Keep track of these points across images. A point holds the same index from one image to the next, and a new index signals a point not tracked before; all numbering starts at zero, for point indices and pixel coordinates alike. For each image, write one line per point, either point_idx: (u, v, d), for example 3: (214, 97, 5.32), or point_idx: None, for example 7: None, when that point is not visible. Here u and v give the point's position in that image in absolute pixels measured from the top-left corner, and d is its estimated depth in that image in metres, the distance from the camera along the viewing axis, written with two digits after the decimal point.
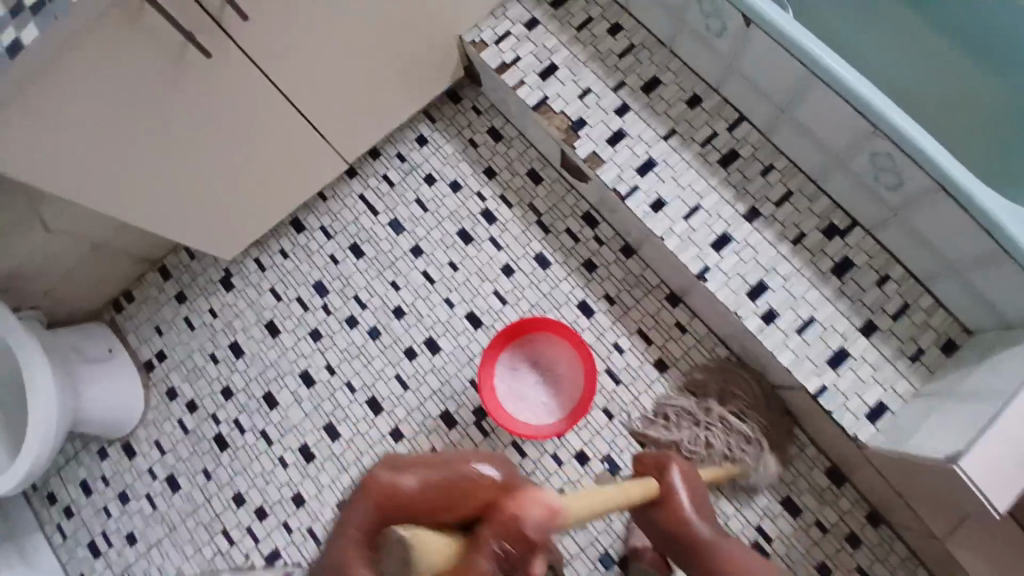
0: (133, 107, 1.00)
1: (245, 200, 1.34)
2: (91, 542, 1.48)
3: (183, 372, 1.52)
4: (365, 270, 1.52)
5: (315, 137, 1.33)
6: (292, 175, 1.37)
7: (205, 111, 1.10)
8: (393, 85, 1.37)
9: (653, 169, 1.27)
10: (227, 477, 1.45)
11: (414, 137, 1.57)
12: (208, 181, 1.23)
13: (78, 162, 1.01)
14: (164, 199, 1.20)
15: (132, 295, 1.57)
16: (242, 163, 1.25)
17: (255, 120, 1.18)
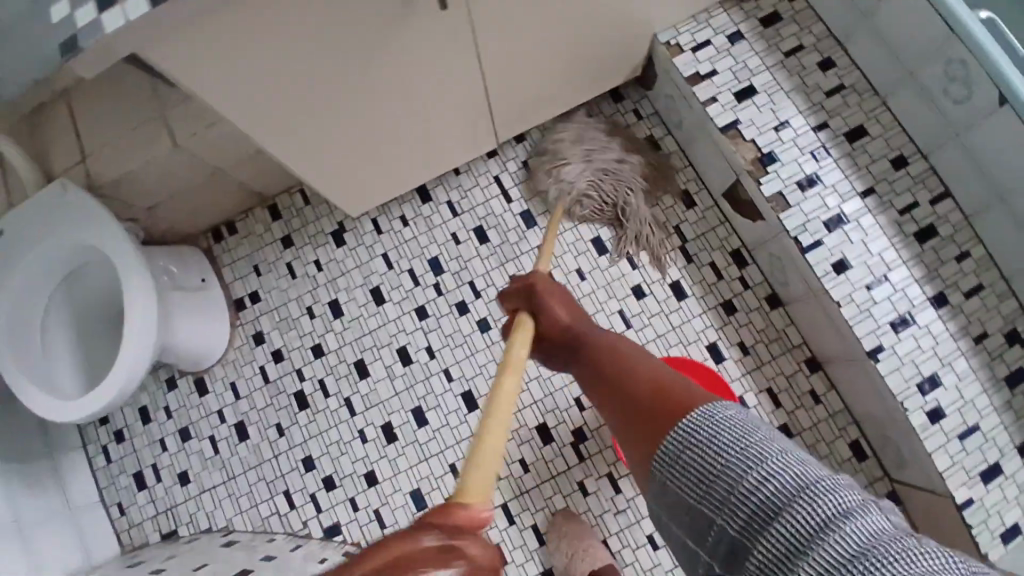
0: (340, 52, 0.84)
1: (392, 168, 1.21)
2: (139, 472, 1.40)
3: (275, 320, 1.43)
4: (487, 257, 1.42)
5: (483, 116, 1.19)
6: (445, 151, 1.24)
7: (414, 68, 0.95)
8: (581, 69, 1.22)
9: (842, 226, 1.16)
10: (301, 438, 1.38)
11: (565, 128, 1.46)
12: (369, 144, 1.09)
13: (271, 94, 0.85)
14: (328, 147, 1.03)
15: (235, 227, 1.47)
16: (408, 132, 1.11)
17: (442, 89, 1.03)
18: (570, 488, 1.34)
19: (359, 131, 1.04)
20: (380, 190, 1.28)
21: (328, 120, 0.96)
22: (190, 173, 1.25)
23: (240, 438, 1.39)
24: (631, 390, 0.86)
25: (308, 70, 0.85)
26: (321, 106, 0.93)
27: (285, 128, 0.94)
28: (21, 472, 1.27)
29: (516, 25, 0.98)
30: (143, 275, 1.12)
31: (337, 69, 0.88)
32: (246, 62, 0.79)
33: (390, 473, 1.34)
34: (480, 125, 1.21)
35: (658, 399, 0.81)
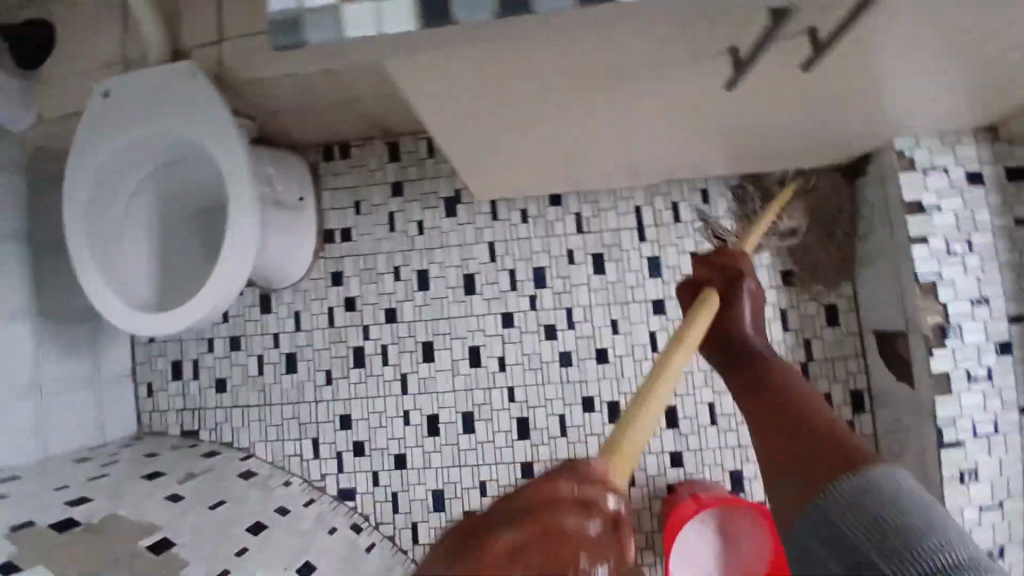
0: (586, 88, 0.66)
1: (549, 169, 1.04)
2: (180, 362, 1.38)
3: (358, 266, 1.35)
4: (597, 290, 1.29)
5: (658, 153, 1.02)
6: (609, 165, 1.06)
7: (646, 113, 0.78)
8: (804, 139, 1.02)
9: (990, 435, 1.04)
10: (346, 395, 1.33)
11: (734, 184, 1.27)
12: (532, 158, 0.94)
13: (485, 103, 0.68)
14: (500, 147, 0.87)
15: (349, 152, 1.35)
16: (575, 154, 0.96)
17: (639, 131, 0.86)
18: None
19: (529, 148, 0.89)
20: (520, 180, 1.12)
21: (517, 136, 0.81)
22: (327, 97, 1.11)
23: (288, 369, 1.35)
24: (805, 417, 0.59)
25: (515, 106, 0.69)
26: (507, 129, 0.79)
27: (470, 129, 0.77)
28: (66, 330, 1.24)
29: (754, 100, 0.80)
30: (249, 219, 0.97)
31: (546, 108, 0.72)
32: (454, 94, 0.64)
33: (417, 464, 1.31)
34: (651, 160, 1.04)
35: (820, 449, 0.55)
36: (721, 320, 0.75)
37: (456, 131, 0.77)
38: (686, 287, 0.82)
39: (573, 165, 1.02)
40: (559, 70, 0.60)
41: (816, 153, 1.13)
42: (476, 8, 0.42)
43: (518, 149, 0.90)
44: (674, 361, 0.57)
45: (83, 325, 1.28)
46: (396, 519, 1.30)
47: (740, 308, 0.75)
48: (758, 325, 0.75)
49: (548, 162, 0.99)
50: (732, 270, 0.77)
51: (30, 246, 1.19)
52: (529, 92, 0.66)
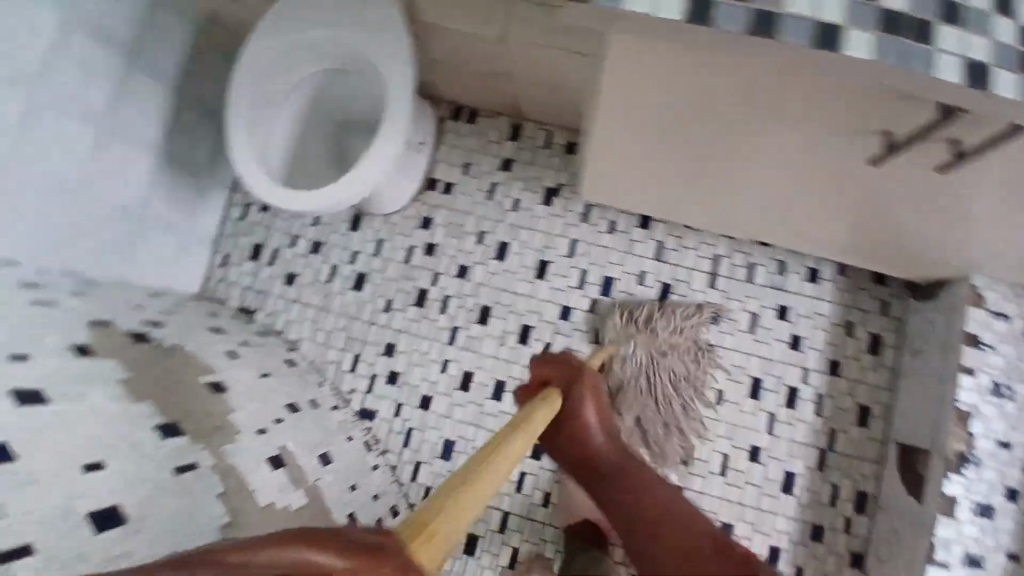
0: (760, 113, 0.76)
1: (666, 191, 1.13)
2: (260, 246, 1.47)
3: (450, 219, 1.45)
4: (654, 316, 1.35)
5: (759, 211, 1.11)
6: (714, 209, 1.16)
7: (785, 165, 0.88)
8: (895, 251, 1.11)
9: (979, 567, 1.09)
10: (398, 326, 1.42)
11: (811, 267, 1.37)
12: (655, 169, 1.03)
13: (667, 94, 0.78)
14: (641, 149, 0.97)
15: (476, 117, 1.46)
16: (688, 179, 1.05)
17: (759, 178, 0.95)
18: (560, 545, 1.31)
19: (659, 157, 0.99)
20: (630, 199, 1.22)
21: (666, 141, 0.91)
22: (490, 62, 1.22)
23: (355, 287, 1.44)
24: (635, 472, 0.74)
25: (676, 100, 0.78)
26: (657, 127, 0.88)
27: (633, 117, 0.87)
28: (182, 180, 1.34)
29: (868, 191, 0.88)
30: (393, 143, 1.08)
31: (698, 119, 0.81)
32: (639, 71, 0.75)
33: (438, 411, 1.38)
34: (752, 216, 1.13)
35: (657, 492, 0.66)
36: (567, 423, 0.88)
37: (621, 115, 0.87)
38: (540, 381, 0.97)
39: (687, 194, 1.12)
40: (736, 81, 0.71)
41: (897, 271, 1.22)
42: (730, 23, 0.54)
43: (652, 158, 0.99)
44: (481, 485, 0.64)
45: (195, 182, 1.38)
46: (402, 453, 1.37)
47: (582, 406, 0.89)
48: (603, 429, 0.87)
49: (668, 181, 1.08)
50: (566, 369, 0.95)
51: (181, 95, 1.29)
52: (708, 95, 0.75)
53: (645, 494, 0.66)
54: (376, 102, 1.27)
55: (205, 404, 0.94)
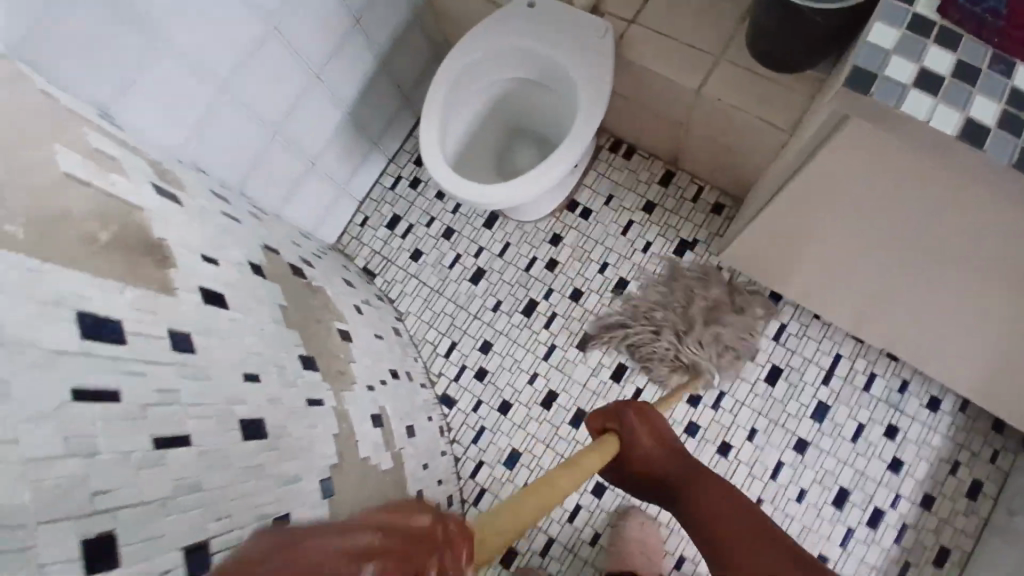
0: (948, 245, 0.74)
1: (802, 280, 1.12)
2: (399, 218, 1.56)
3: (578, 242, 1.48)
4: (755, 395, 1.34)
5: (900, 323, 1.08)
6: (848, 307, 1.13)
7: (952, 291, 0.85)
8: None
9: None
10: (500, 328, 1.46)
11: (931, 394, 1.31)
12: (803, 258, 1.03)
13: (854, 204, 0.77)
14: (798, 239, 0.96)
15: (631, 155, 1.50)
16: (841, 281, 1.04)
17: (924, 298, 0.93)
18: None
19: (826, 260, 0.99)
20: (758, 274, 1.21)
21: (831, 241, 0.90)
22: (673, 108, 1.25)
23: (472, 279, 1.50)
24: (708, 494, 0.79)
25: (863, 211, 0.77)
26: (826, 228, 0.87)
27: (804, 213, 0.87)
28: (354, 139, 1.43)
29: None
30: (564, 168, 1.13)
31: (886, 242, 0.82)
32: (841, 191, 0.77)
33: (514, 420, 1.40)
34: (889, 323, 1.10)
35: (710, 504, 0.76)
36: (633, 455, 0.96)
37: (794, 208, 0.87)
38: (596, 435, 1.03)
39: (825, 287, 1.10)
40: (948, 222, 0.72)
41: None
42: None
43: (806, 249, 0.98)
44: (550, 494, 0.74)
45: (364, 144, 1.47)
46: (469, 448, 1.40)
47: (639, 433, 0.96)
48: (662, 445, 0.95)
49: (809, 271, 1.07)
50: (618, 408, 1.02)
51: (380, 64, 1.39)
52: (900, 215, 0.74)
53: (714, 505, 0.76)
54: (552, 117, 1.32)
55: (336, 348, 1.00)
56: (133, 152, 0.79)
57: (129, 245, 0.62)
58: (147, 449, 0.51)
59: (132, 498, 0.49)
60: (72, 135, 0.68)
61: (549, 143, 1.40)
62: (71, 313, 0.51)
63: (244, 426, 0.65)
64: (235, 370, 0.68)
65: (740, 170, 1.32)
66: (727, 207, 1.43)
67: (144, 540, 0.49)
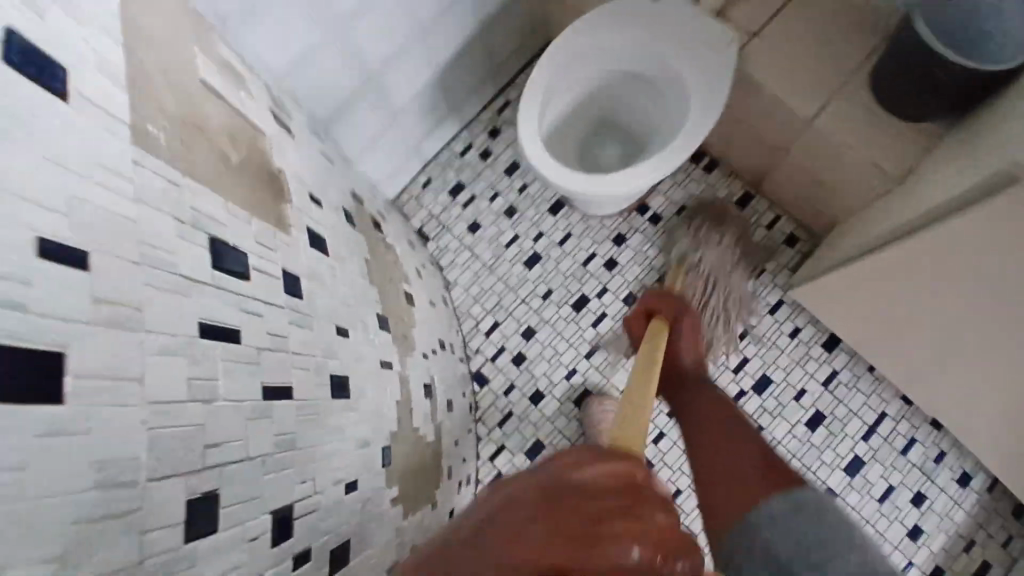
0: None
1: (897, 322, 1.09)
2: (463, 186, 1.52)
3: (641, 247, 1.44)
4: (792, 436, 1.31)
5: (988, 388, 1.04)
6: (932, 361, 1.10)
7: None
8: None
9: None
10: (546, 317, 1.42)
11: (965, 471, 1.29)
12: (914, 299, 1.00)
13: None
14: (925, 277, 0.94)
15: (713, 170, 1.46)
16: (944, 332, 1.01)
17: None
18: None
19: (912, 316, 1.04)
20: (844, 310, 1.19)
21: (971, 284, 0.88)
22: (778, 131, 1.21)
23: (526, 263, 1.46)
24: (713, 406, 0.89)
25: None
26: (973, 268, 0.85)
27: (956, 248, 0.85)
28: (439, 96, 1.38)
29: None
30: (662, 175, 1.08)
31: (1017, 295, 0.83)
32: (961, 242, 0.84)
33: (544, 412, 1.38)
34: (975, 388, 1.06)
35: (713, 424, 0.83)
36: (670, 344, 1.11)
37: (947, 242, 0.85)
38: (642, 313, 1.20)
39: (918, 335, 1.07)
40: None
41: None
42: None
43: (926, 289, 0.96)
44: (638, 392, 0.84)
45: (446, 104, 1.42)
46: (492, 431, 1.37)
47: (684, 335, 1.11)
48: (693, 356, 1.09)
49: (911, 314, 1.04)
50: (674, 307, 1.17)
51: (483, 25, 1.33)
52: None
53: (722, 431, 0.80)
54: (648, 116, 1.27)
55: (401, 311, 0.97)
56: (251, 70, 0.75)
57: (255, 173, 0.58)
58: (258, 398, 0.47)
59: (239, 453, 0.45)
60: (212, 44, 0.63)
61: (637, 146, 1.37)
62: (207, 239, 0.45)
63: (331, 384, 0.62)
64: (330, 324, 0.64)
65: (828, 207, 1.28)
66: (801, 242, 1.40)
67: (244, 501, 0.45)
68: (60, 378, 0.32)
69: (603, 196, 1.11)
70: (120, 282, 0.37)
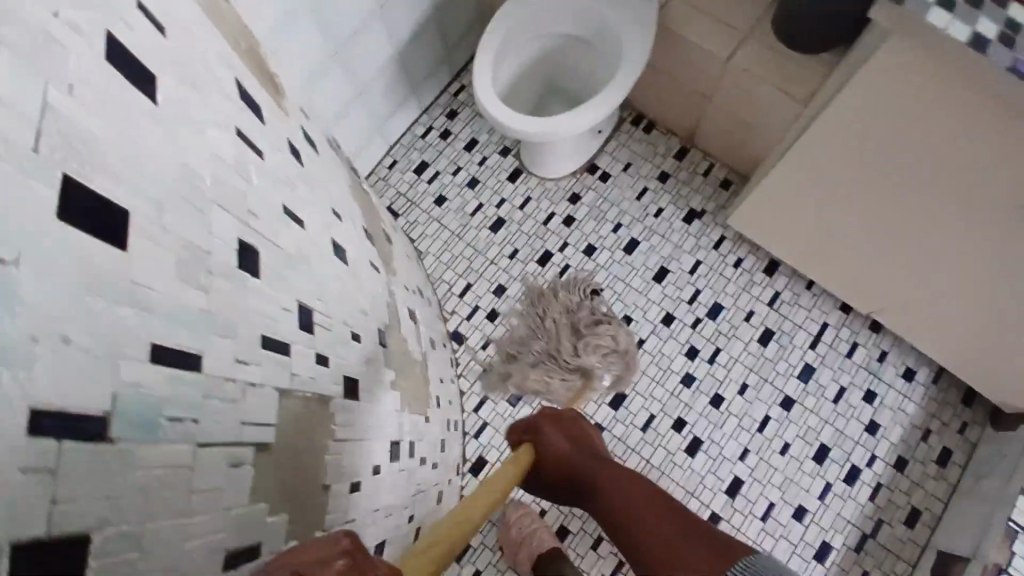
0: (934, 145, 0.91)
1: (795, 230, 1.29)
2: (426, 164, 1.62)
3: (595, 203, 1.59)
4: (748, 350, 1.47)
5: (876, 269, 1.24)
6: (829, 258, 1.30)
7: (923, 210, 1.03)
8: (958, 332, 1.24)
9: None
10: (514, 275, 1.53)
11: (909, 365, 1.48)
12: (799, 204, 1.22)
13: (861, 119, 0.96)
14: (797, 182, 1.17)
15: (651, 130, 1.64)
16: (826, 225, 1.22)
17: (892, 228, 1.11)
18: (591, 530, 1.32)
19: (848, 230, 1.19)
20: (756, 233, 1.39)
21: (836, 177, 1.09)
22: (701, 82, 1.40)
23: (491, 227, 1.57)
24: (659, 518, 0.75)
25: (875, 125, 0.95)
26: (835, 158, 1.06)
27: (818, 146, 1.06)
28: (400, 79, 1.51)
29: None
30: (601, 112, 1.22)
31: (866, 171, 1.04)
32: (867, 141, 0.99)
33: None
34: (861, 268, 1.26)
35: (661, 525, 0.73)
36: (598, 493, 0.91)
37: (811, 141, 1.06)
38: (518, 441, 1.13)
39: (815, 237, 1.27)
40: (969, 169, 0.91)
41: (953, 358, 1.31)
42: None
43: (801, 189, 1.18)
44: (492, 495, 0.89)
45: (406, 86, 1.55)
46: (474, 382, 1.46)
47: (549, 432, 1.08)
48: (566, 451, 1.04)
49: (805, 219, 1.25)
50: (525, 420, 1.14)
51: (435, 12, 1.47)
52: (898, 121, 0.92)
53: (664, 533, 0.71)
54: (587, 83, 1.44)
55: (381, 239, 1.06)
56: None
57: (255, 61, 0.68)
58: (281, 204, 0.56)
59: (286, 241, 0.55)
60: None
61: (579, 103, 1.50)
62: (233, 74, 0.55)
63: (337, 247, 0.71)
64: (329, 203, 0.74)
65: (754, 149, 1.46)
66: (735, 184, 1.58)
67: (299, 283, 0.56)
68: (155, 93, 0.41)
69: (553, 142, 1.25)
70: (158, 70, 0.42)
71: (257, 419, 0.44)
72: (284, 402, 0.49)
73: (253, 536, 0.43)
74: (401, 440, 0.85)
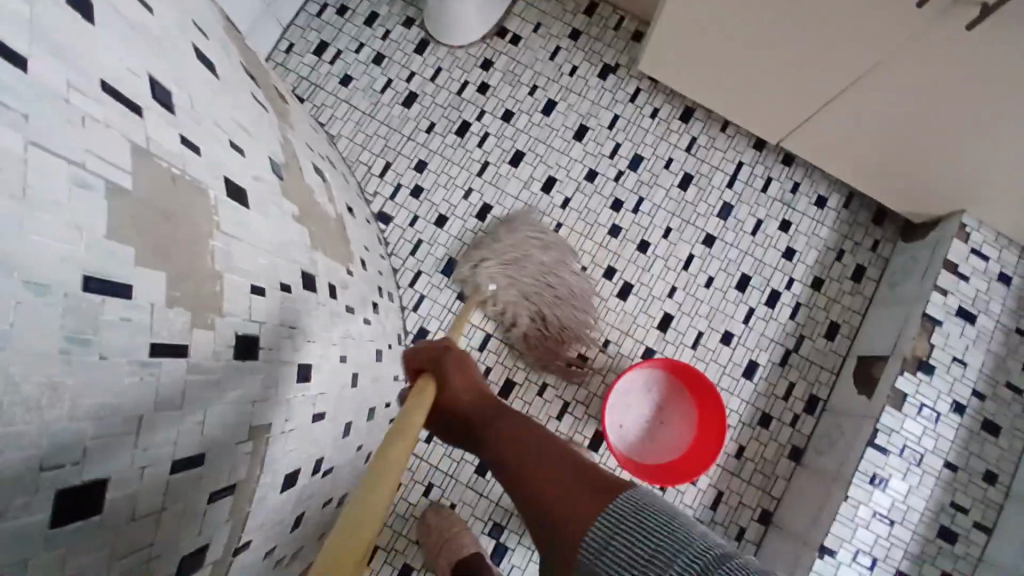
0: None
1: (708, 71, 1.32)
2: (326, 44, 1.54)
3: (508, 67, 1.55)
4: (670, 196, 1.51)
5: (783, 100, 1.29)
6: (740, 96, 1.34)
7: (819, 30, 1.07)
8: (861, 158, 1.32)
9: (915, 462, 1.22)
10: (434, 149, 1.50)
11: (821, 193, 1.55)
12: (709, 41, 1.24)
13: None
14: (703, 16, 1.18)
15: None
16: (735, 60, 1.25)
17: (793, 55, 1.16)
18: (535, 379, 1.41)
19: (749, 59, 1.23)
20: (673, 79, 1.41)
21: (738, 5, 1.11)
22: None
23: (404, 103, 1.52)
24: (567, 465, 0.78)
25: None
26: None
27: None
28: None
29: (945, 135, 1.14)
30: None
31: None
32: None
33: (453, 231, 1.47)
34: (770, 103, 1.32)
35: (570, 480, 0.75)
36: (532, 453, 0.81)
37: None
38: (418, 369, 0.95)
39: (727, 75, 1.30)
40: None
41: (861, 184, 1.40)
42: None
43: (708, 24, 1.19)
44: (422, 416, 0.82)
45: None
46: (407, 259, 1.45)
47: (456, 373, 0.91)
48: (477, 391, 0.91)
49: (715, 57, 1.27)
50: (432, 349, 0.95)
51: None
52: None
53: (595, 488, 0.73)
54: None
55: (274, 93, 1.01)
56: None
57: None
58: None
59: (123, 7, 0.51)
60: None
61: None
62: None
63: (201, 57, 0.67)
64: (189, 16, 0.69)
65: None
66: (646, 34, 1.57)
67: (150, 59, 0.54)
68: None
69: None
70: None
71: (106, 157, 0.44)
72: (143, 164, 0.48)
73: (121, 270, 0.44)
74: (316, 274, 0.84)
